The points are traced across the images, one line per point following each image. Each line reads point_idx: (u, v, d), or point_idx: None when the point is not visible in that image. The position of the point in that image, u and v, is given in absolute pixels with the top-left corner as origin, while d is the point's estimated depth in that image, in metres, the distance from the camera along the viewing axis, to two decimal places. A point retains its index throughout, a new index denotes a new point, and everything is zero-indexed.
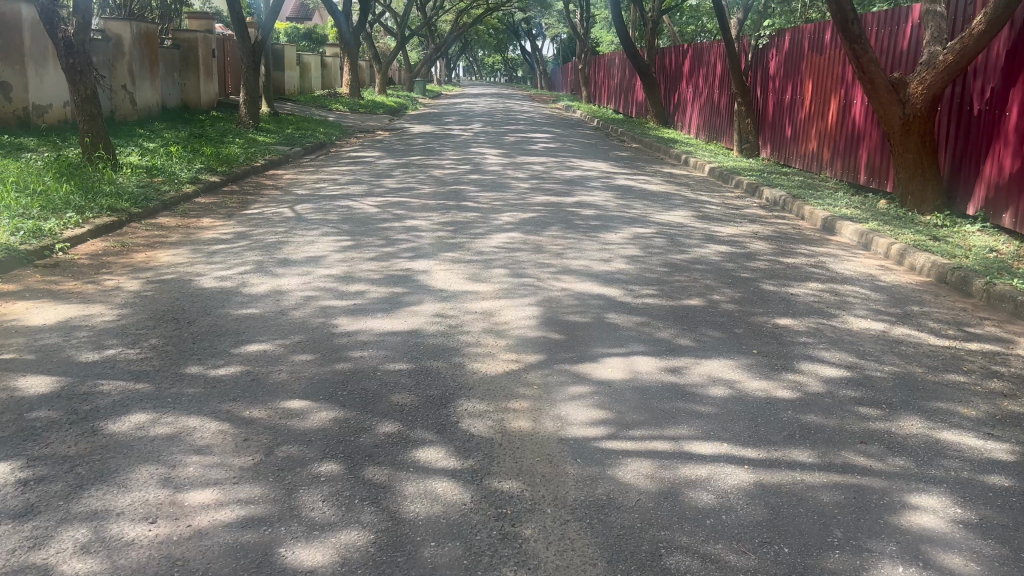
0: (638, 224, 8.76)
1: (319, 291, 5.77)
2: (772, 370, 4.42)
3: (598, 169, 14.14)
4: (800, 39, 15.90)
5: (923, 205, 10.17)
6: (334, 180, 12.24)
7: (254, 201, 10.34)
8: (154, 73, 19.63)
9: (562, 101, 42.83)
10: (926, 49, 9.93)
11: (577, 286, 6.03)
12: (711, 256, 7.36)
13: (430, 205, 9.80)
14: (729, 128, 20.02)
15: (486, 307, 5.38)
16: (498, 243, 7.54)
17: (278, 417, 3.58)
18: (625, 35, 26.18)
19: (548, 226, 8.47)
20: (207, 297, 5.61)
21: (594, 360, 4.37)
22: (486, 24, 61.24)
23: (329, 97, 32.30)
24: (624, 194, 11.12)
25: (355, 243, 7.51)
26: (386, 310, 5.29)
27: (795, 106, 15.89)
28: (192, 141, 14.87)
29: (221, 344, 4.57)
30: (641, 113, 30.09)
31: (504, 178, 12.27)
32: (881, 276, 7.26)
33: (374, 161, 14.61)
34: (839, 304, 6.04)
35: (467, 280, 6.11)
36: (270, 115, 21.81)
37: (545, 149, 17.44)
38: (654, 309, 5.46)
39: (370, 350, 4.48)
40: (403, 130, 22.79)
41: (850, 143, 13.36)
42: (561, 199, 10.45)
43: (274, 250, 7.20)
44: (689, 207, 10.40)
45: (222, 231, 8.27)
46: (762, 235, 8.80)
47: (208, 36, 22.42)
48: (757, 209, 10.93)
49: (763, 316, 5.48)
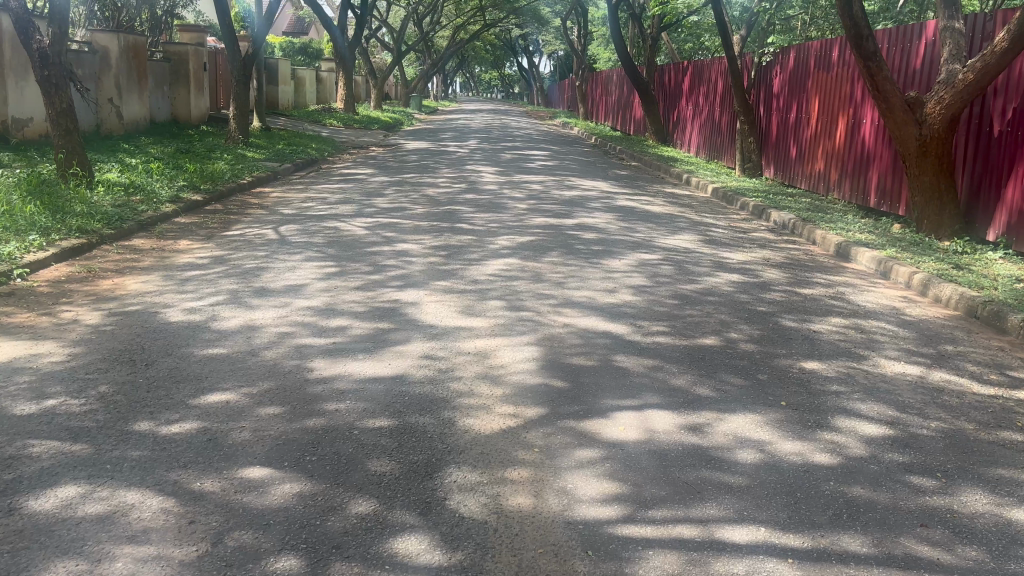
0: (642, 249, 8.24)
1: (296, 327, 5.24)
2: (805, 427, 3.88)
3: (599, 189, 13.67)
4: (806, 56, 15.48)
5: (940, 230, 9.69)
6: (323, 198, 11.73)
7: (237, 221, 9.82)
8: (142, 87, 19.15)
9: (559, 118, 42.48)
10: (944, 67, 9.49)
11: (580, 321, 5.51)
12: (722, 286, 6.85)
13: (423, 227, 9.29)
14: (730, 147, 19.59)
15: (480, 347, 4.85)
16: (495, 271, 7.02)
17: (233, 492, 3.03)
18: (624, 51, 25.82)
19: (547, 251, 7.96)
20: (170, 334, 5.08)
21: (603, 415, 3.84)
22: (483, 40, 61.01)
23: (324, 112, 31.88)
24: (626, 216, 10.62)
25: (340, 269, 6.99)
26: (368, 350, 4.75)
27: (801, 125, 15.47)
28: (177, 157, 14.36)
29: (178, 393, 4.02)
30: (639, 131, 29.69)
31: (501, 198, 11.78)
32: (906, 310, 6.75)
33: (366, 179, 14.12)
34: (867, 343, 5.51)
35: (460, 314, 5.58)
36: (261, 130, 21.34)
37: (543, 167, 16.99)
38: (666, 350, 4.93)
39: (347, 401, 3.93)
40: (397, 146, 22.32)
41: (859, 164, 12.92)
42: (561, 222, 9.94)
43: (251, 277, 6.68)
44: (694, 231, 9.91)
45: (199, 255, 7.74)
46: (774, 262, 8.30)
47: (199, 50, 21.96)
48: (765, 232, 10.44)
49: (785, 359, 4.95)
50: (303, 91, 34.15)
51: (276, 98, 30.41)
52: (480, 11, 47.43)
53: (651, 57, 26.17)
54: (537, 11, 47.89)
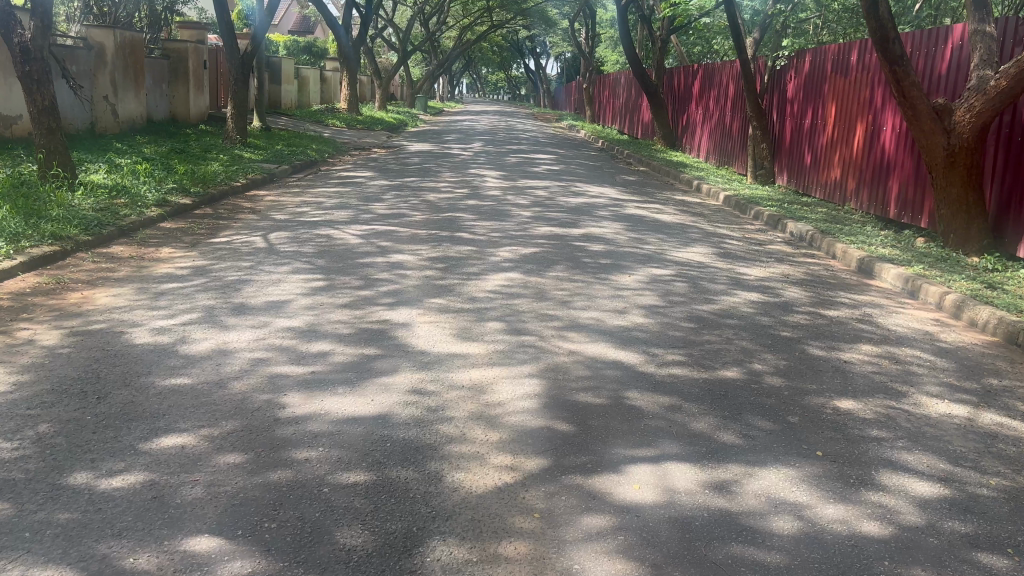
0: (653, 264, 7.71)
1: (273, 352, 4.73)
2: (847, 485, 3.36)
3: (606, 195, 13.15)
4: (822, 60, 14.93)
5: (968, 245, 9.16)
6: (319, 203, 11.22)
7: (226, 228, 9.32)
8: (139, 85, 18.69)
9: (566, 120, 41.98)
10: (975, 73, 8.95)
11: (588, 348, 4.98)
12: (741, 307, 6.32)
13: (421, 236, 8.77)
14: (741, 153, 19.08)
15: (475, 379, 4.33)
16: (495, 287, 6.50)
17: (172, 572, 2.54)
18: (633, 54, 25.31)
19: (552, 264, 7.44)
20: (131, 358, 4.57)
21: (613, 468, 3.32)
22: (489, 41, 60.50)
23: (327, 112, 31.42)
24: (635, 226, 10.10)
25: (328, 284, 6.48)
26: (349, 382, 4.23)
27: (816, 131, 14.95)
28: (170, 157, 13.89)
29: (127, 435, 3.52)
30: (647, 135, 29.16)
31: (504, 205, 11.27)
32: (941, 335, 6.20)
33: (365, 182, 13.63)
34: (904, 375, 4.98)
35: (455, 338, 5.07)
36: (261, 130, 20.87)
37: (549, 171, 16.47)
38: (684, 385, 4.41)
39: (320, 447, 3.43)
40: (400, 148, 21.83)
41: (879, 173, 12.40)
42: (567, 231, 9.42)
43: (231, 292, 6.17)
44: (708, 243, 9.39)
45: (179, 265, 7.24)
46: (793, 280, 7.76)
47: (199, 47, 21.49)
48: (782, 245, 9.91)
49: (817, 396, 4.42)
50: (307, 90, 33.70)
51: (279, 97, 29.95)
52: (487, 12, 46.98)
53: (660, 60, 25.64)
54: (544, 12, 47.38)
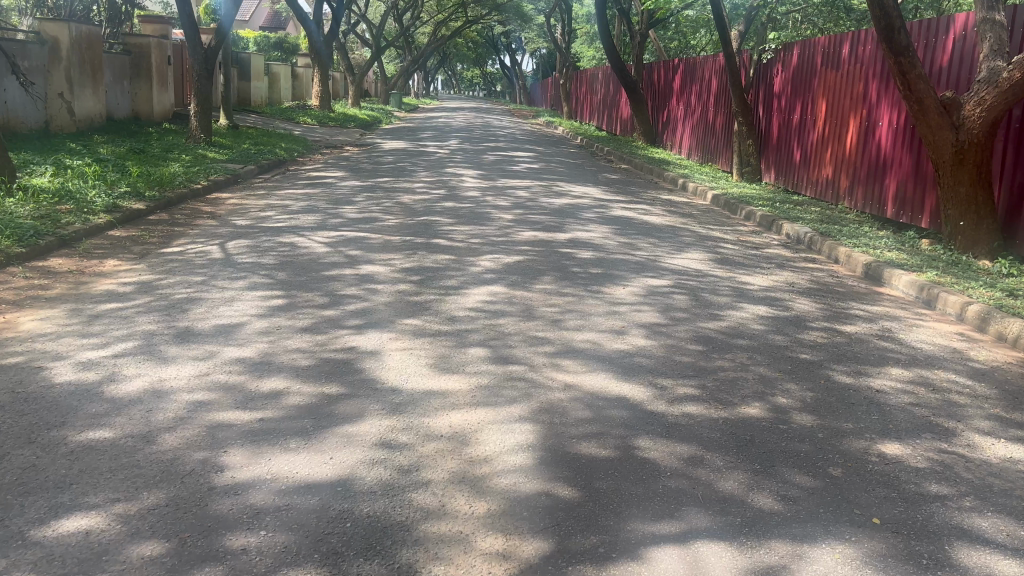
0: (649, 273, 7.06)
1: (216, 392, 4.00)
2: (919, 567, 2.72)
3: (590, 195, 12.50)
4: (811, 52, 14.39)
5: (977, 247, 8.61)
6: (284, 206, 10.47)
7: (181, 235, 8.55)
8: (97, 81, 17.74)
9: (542, 117, 41.31)
10: (985, 64, 8.36)
11: (585, 380, 4.30)
12: (751, 325, 5.68)
13: (394, 243, 8.06)
14: (725, 149, 18.53)
15: (457, 424, 3.64)
16: (476, 303, 5.81)
17: None
18: (612, 48, 24.68)
19: (538, 275, 6.76)
20: (44, 403, 3.82)
21: (631, 553, 2.66)
22: (464, 36, 59.64)
23: (297, 109, 30.49)
24: (624, 229, 9.46)
25: (288, 302, 5.75)
26: (304, 433, 3.53)
27: (805, 127, 14.44)
28: (127, 158, 13.03)
29: (18, 517, 2.79)
30: (626, 131, 28.58)
31: (483, 207, 10.58)
32: (971, 352, 5.61)
33: (335, 183, 12.87)
34: (946, 406, 4.36)
35: (432, 370, 4.37)
36: (227, 128, 20.00)
37: (528, 170, 15.81)
38: (704, 429, 3.75)
39: (265, 531, 2.73)
40: (373, 146, 21.05)
41: (874, 171, 11.87)
42: (551, 236, 8.76)
43: (175, 314, 5.42)
44: (703, 248, 8.76)
45: (121, 280, 6.46)
46: (799, 289, 7.15)
47: (162, 42, 20.57)
48: (779, 248, 9.32)
49: (857, 439, 3.78)
50: (277, 87, 32.75)
51: (248, 94, 29.00)
52: (461, 7, 46.16)
53: (640, 54, 25.02)
54: (519, 7, 46.64)
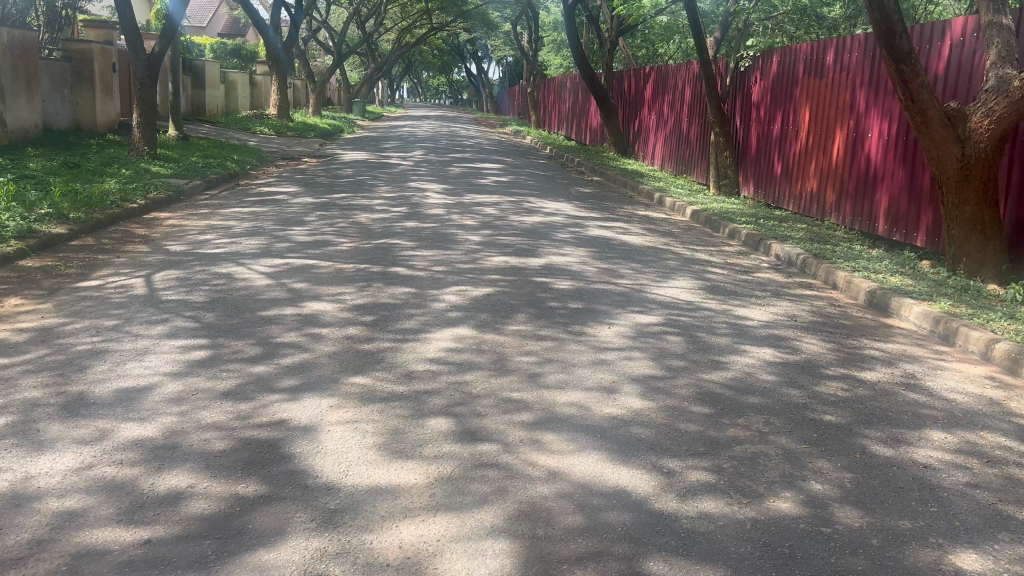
0: (635, 309, 6.25)
1: (94, 495, 3.07)
2: None
3: (563, 212, 11.72)
4: (793, 60, 13.80)
5: (984, 270, 7.93)
6: (228, 229, 9.50)
7: (104, 265, 7.54)
8: (32, 89, 16.58)
9: (510, 125, 40.64)
10: (992, 73, 7.66)
11: (573, 464, 3.43)
12: (759, 376, 4.86)
13: (346, 273, 7.14)
14: (700, 160, 17.92)
15: (408, 546, 2.76)
16: (438, 352, 4.92)
17: None
18: (581, 55, 23.99)
19: (510, 313, 5.90)
20: None
21: None
22: (429, 44, 58.79)
23: (255, 119, 29.44)
24: (602, 252, 8.65)
25: (214, 355, 4.82)
26: (203, 565, 2.63)
27: (787, 138, 13.86)
28: (58, 175, 11.95)
29: None
30: (595, 141, 27.95)
31: (449, 227, 9.73)
32: (1012, 403, 4.85)
33: (287, 200, 11.94)
34: (1013, 488, 3.56)
35: (381, 454, 3.47)
36: (177, 140, 18.91)
37: (496, 183, 15.00)
38: (731, 541, 2.90)
39: None
40: (333, 158, 20.11)
41: (865, 185, 11.32)
42: (524, 262, 7.91)
43: (70, 373, 4.45)
44: (690, 274, 7.98)
45: (18, 325, 5.47)
46: (803, 324, 6.38)
47: (106, 48, 19.39)
48: (771, 272, 8.60)
49: (923, 548, 2.95)
50: (234, 95, 31.63)
51: (203, 103, 27.84)
52: (426, 14, 45.35)
53: (609, 63, 24.37)
54: (485, 15, 45.97)
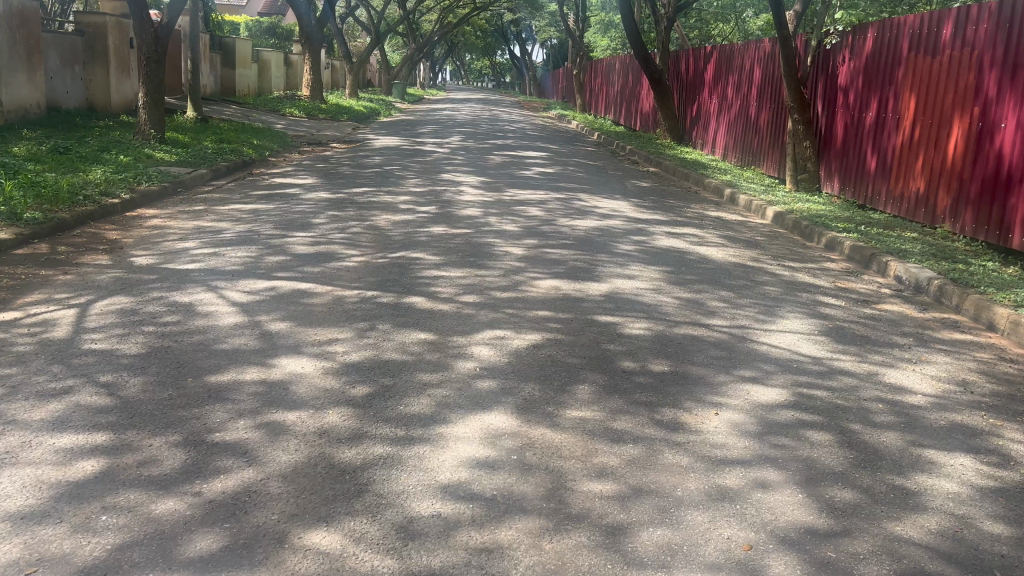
0: (746, 376, 4.37)
1: None
2: None
3: (622, 213, 9.86)
4: (895, 35, 11.65)
5: None
6: (217, 233, 7.80)
7: (41, 285, 5.86)
8: (34, 65, 15.08)
9: (556, 109, 38.68)
10: None
11: None
12: (982, 528, 2.98)
13: (346, 305, 5.35)
14: (770, 151, 15.85)
15: None
16: (459, 471, 3.10)
17: None
18: (635, 33, 21.88)
19: (567, 384, 4.05)
20: None
21: None
22: (470, 25, 56.86)
23: (288, 100, 27.91)
24: (678, 273, 6.76)
25: (104, 470, 3.05)
26: None
27: (885, 127, 11.77)
28: (39, 163, 10.39)
29: None
30: (646, 127, 25.89)
31: (484, 234, 7.92)
32: None
33: (299, 195, 10.23)
34: None
35: None
36: (194, 121, 17.38)
37: (541, 175, 13.17)
38: None
39: None
40: (363, 143, 18.42)
41: (993, 186, 9.24)
42: (581, 288, 6.06)
43: None
44: (799, 308, 6.05)
45: None
46: (987, 400, 4.44)
47: (122, 22, 17.85)
48: (899, 305, 6.64)
49: None
50: (267, 75, 30.17)
51: (233, 83, 26.39)
52: None
53: (666, 42, 22.25)
54: None
